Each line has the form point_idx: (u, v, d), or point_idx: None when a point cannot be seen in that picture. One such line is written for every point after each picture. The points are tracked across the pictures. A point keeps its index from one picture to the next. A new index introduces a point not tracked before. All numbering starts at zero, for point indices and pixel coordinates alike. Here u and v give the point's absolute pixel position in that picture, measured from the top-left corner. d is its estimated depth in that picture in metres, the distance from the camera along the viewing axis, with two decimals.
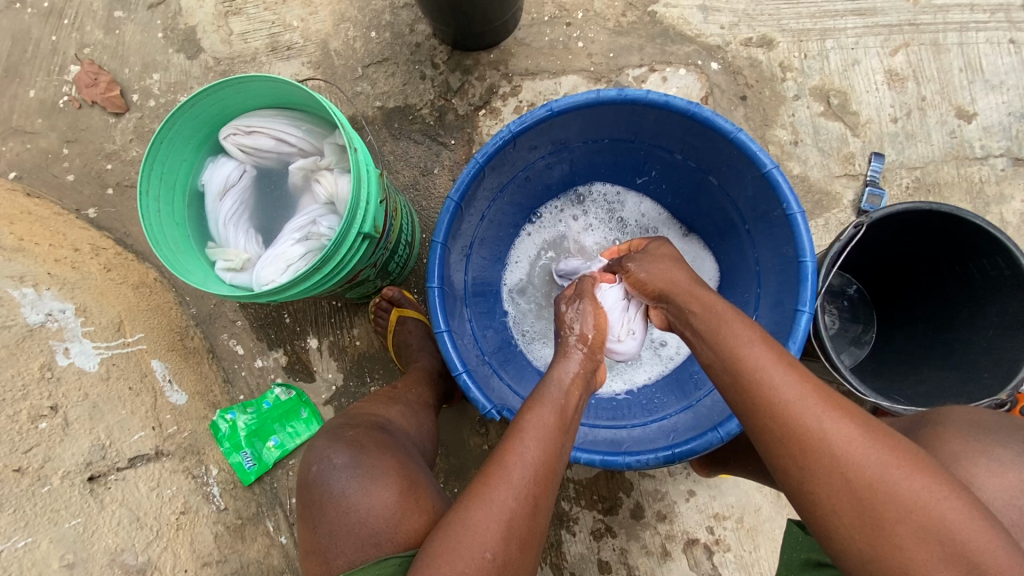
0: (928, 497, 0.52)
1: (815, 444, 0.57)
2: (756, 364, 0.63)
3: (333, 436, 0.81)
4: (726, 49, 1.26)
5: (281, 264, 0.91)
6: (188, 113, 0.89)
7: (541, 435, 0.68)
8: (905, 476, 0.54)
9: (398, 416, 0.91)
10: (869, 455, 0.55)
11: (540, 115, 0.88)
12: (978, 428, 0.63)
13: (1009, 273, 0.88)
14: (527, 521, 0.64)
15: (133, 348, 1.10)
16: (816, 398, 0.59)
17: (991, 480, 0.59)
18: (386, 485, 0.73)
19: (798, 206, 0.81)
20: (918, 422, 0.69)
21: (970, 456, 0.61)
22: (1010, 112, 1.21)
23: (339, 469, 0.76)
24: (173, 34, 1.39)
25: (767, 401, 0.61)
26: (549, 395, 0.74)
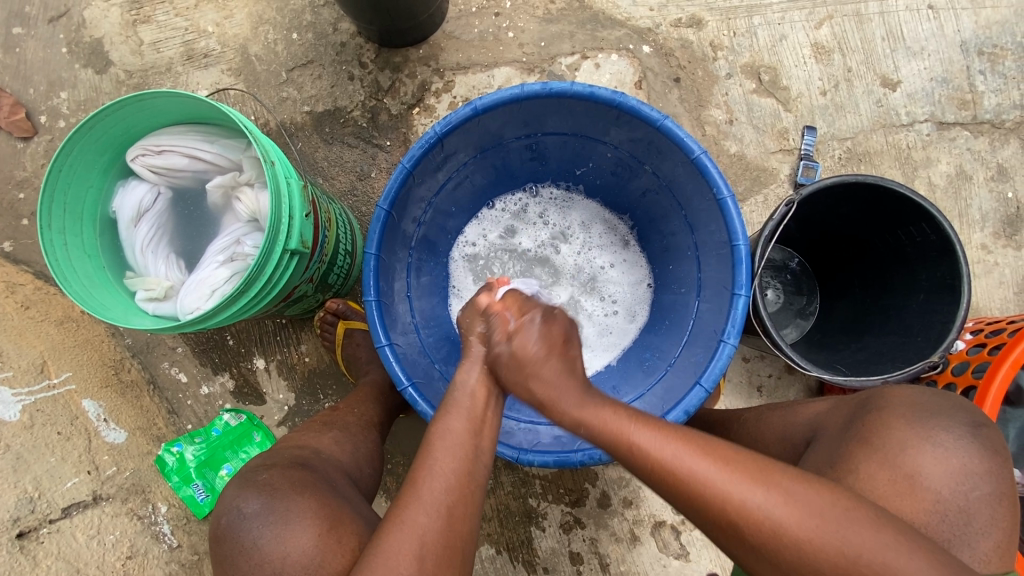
0: (827, 529, 0.57)
1: (721, 505, 0.59)
2: (634, 436, 0.64)
3: (243, 481, 0.76)
4: (656, 32, 1.25)
5: (206, 289, 0.87)
6: (85, 136, 0.83)
7: (448, 445, 0.67)
8: (802, 515, 0.58)
9: (330, 444, 0.88)
10: (766, 498, 0.59)
11: (464, 115, 0.85)
12: (922, 414, 0.66)
13: (935, 239, 0.90)
14: (443, 532, 0.63)
15: (61, 390, 1.03)
16: (707, 459, 0.61)
17: (937, 467, 0.63)
18: (303, 528, 0.70)
19: (728, 190, 0.81)
20: (860, 408, 0.71)
21: (916, 445, 0.64)
22: (932, 78, 1.24)
23: (251, 518, 0.72)
24: (78, 48, 1.30)
25: (668, 472, 0.62)
26: (457, 402, 0.71)
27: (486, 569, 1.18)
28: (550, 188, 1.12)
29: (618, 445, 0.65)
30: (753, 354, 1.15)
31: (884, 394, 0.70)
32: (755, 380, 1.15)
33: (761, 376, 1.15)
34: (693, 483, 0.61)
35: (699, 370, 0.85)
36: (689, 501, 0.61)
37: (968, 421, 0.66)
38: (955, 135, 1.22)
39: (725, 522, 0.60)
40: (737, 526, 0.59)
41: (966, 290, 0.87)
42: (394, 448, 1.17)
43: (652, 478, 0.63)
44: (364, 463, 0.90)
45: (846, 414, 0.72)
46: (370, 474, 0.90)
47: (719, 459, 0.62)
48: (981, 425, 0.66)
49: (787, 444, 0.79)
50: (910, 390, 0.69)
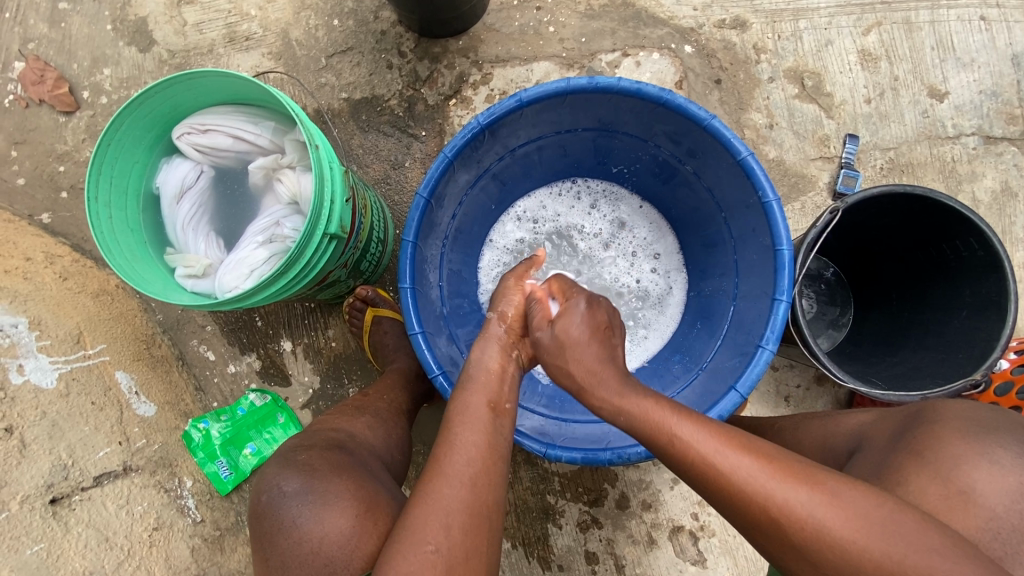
0: (867, 529, 0.55)
1: (758, 500, 0.58)
2: (674, 429, 0.64)
3: (285, 460, 0.77)
4: (699, 32, 1.23)
5: (245, 269, 0.87)
6: (135, 111, 0.84)
7: (473, 420, 0.68)
8: (844, 516, 0.56)
9: (364, 429, 0.88)
10: (808, 497, 0.57)
11: (509, 106, 0.85)
12: (975, 429, 0.64)
13: (982, 254, 0.88)
14: (469, 508, 0.63)
15: (95, 360, 1.05)
16: (743, 453, 0.61)
17: (992, 484, 0.61)
18: (343, 510, 0.70)
19: (773, 193, 0.80)
20: (911, 418, 0.70)
21: (971, 460, 0.62)
22: (982, 90, 1.21)
23: (291, 496, 0.73)
24: (123, 26, 1.32)
25: (707, 467, 0.61)
26: (477, 380, 0.73)
27: (501, 563, 1.18)
28: (596, 185, 1.12)
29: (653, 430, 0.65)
30: (782, 363, 1.14)
31: (932, 407, 0.68)
32: (783, 390, 1.13)
33: (790, 386, 1.13)
34: (732, 481, 0.60)
35: (735, 374, 0.84)
36: (731, 501, 0.60)
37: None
38: (1002, 150, 1.19)
39: (761, 520, 0.59)
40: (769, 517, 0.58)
41: (1013, 307, 0.84)
42: (416, 437, 1.18)
43: (689, 474, 0.62)
44: (393, 450, 0.90)
45: (894, 425, 0.72)
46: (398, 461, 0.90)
47: (755, 455, 0.61)
48: None
49: (829, 453, 0.78)
50: (959, 405, 0.68)
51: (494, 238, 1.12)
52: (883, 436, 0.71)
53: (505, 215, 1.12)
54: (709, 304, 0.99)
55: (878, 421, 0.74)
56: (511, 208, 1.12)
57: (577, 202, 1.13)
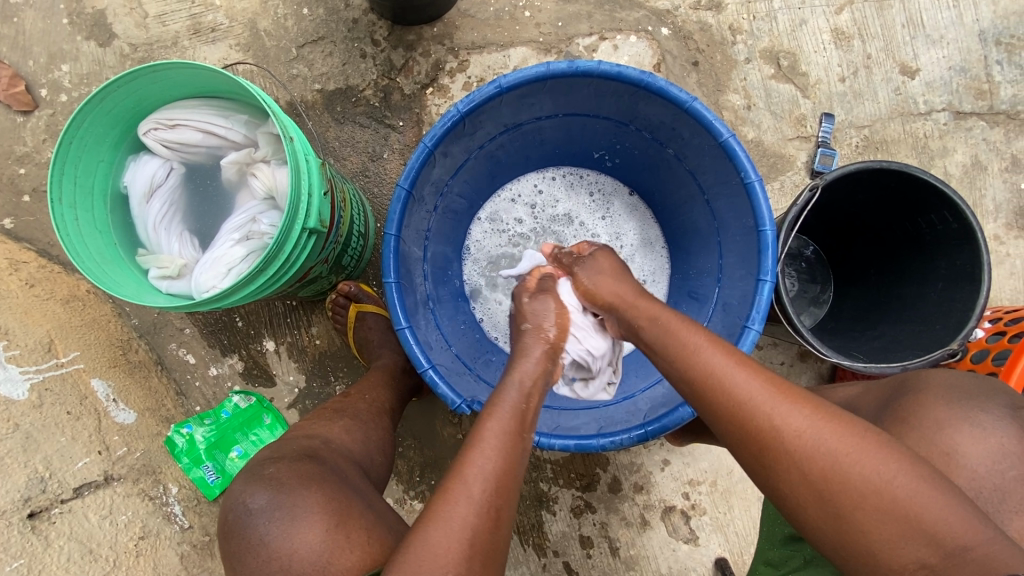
0: (862, 445, 0.57)
1: (763, 412, 0.61)
2: (694, 340, 0.69)
3: (251, 475, 0.76)
4: (675, 14, 1.23)
5: (222, 267, 0.85)
6: (98, 107, 0.80)
7: (501, 444, 0.66)
8: (842, 434, 0.58)
9: (341, 434, 0.87)
10: (810, 414, 0.60)
11: (488, 93, 0.83)
12: (960, 394, 0.65)
13: (957, 227, 0.90)
14: (489, 535, 0.62)
15: (68, 369, 1.02)
16: (756, 374, 0.64)
17: (973, 446, 0.61)
18: (313, 523, 0.69)
19: (755, 173, 0.80)
20: (896, 390, 0.71)
21: (953, 424, 0.63)
22: (951, 66, 1.23)
23: (257, 514, 0.71)
24: (81, 20, 1.26)
25: (717, 379, 0.65)
26: (505, 400, 0.71)
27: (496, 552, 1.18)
28: (582, 174, 1.12)
29: (683, 361, 0.68)
30: (766, 341, 1.16)
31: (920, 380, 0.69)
32: (767, 367, 1.15)
33: (773, 363, 1.15)
34: (742, 396, 0.63)
35: None
36: (734, 415, 0.63)
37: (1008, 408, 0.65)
38: (971, 125, 1.22)
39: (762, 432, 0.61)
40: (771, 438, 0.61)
41: (987, 276, 0.86)
42: (406, 432, 1.17)
43: (702, 386, 0.66)
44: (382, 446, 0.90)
45: (882, 396, 0.72)
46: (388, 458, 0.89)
47: (769, 378, 0.64)
48: (1020, 408, 0.64)
49: None
50: (947, 378, 0.69)
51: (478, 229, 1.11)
52: (870, 410, 0.72)
53: (493, 202, 1.11)
54: (693, 287, 1.00)
55: (866, 395, 0.76)
56: (496, 196, 1.11)
57: (565, 188, 1.12)
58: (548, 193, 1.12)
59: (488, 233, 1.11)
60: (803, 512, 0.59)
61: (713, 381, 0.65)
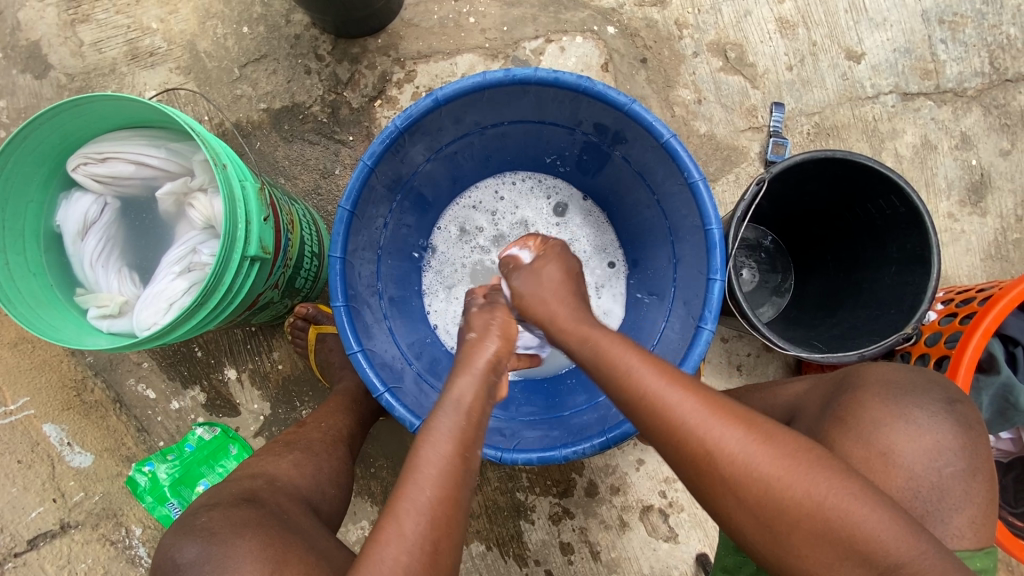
0: (796, 470, 0.57)
1: (696, 436, 0.60)
2: (630, 364, 0.65)
3: (182, 527, 0.72)
4: (620, 12, 1.22)
5: (162, 303, 0.82)
6: (19, 146, 0.77)
7: (439, 473, 0.63)
8: (775, 455, 0.58)
9: (291, 470, 0.85)
10: (742, 437, 0.59)
11: (425, 106, 0.81)
12: (896, 390, 0.66)
13: (904, 211, 0.90)
14: (426, 570, 0.60)
15: (18, 416, 1.03)
16: (689, 396, 0.62)
17: (908, 444, 0.62)
18: (246, 572, 0.65)
19: (698, 172, 0.79)
20: (836, 387, 0.71)
21: (889, 423, 0.63)
22: (895, 49, 1.24)
23: (187, 568, 0.67)
24: (13, 52, 1.22)
25: (653, 399, 0.62)
26: (441, 425, 0.66)
27: (477, 566, 1.17)
28: (538, 179, 1.10)
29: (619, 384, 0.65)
30: (731, 334, 1.16)
31: (872, 374, 0.69)
32: (734, 360, 1.15)
33: (740, 355, 1.15)
34: (677, 417, 0.61)
35: (678, 356, 0.84)
36: (670, 439, 0.61)
37: (943, 397, 0.66)
38: (919, 105, 1.23)
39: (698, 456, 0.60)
40: (709, 462, 0.60)
41: (935, 259, 0.87)
42: (376, 451, 1.15)
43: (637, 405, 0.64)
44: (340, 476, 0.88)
45: (823, 395, 0.73)
46: None
47: (702, 397, 0.62)
48: (955, 401, 0.66)
49: None
50: (900, 370, 0.69)
51: (435, 239, 1.10)
52: (815, 406, 0.72)
53: (449, 210, 1.10)
54: (651, 286, 1.00)
55: (813, 391, 0.75)
56: (453, 205, 1.10)
57: (521, 193, 1.11)
58: (507, 200, 1.11)
59: (447, 243, 1.10)
60: (748, 539, 0.60)
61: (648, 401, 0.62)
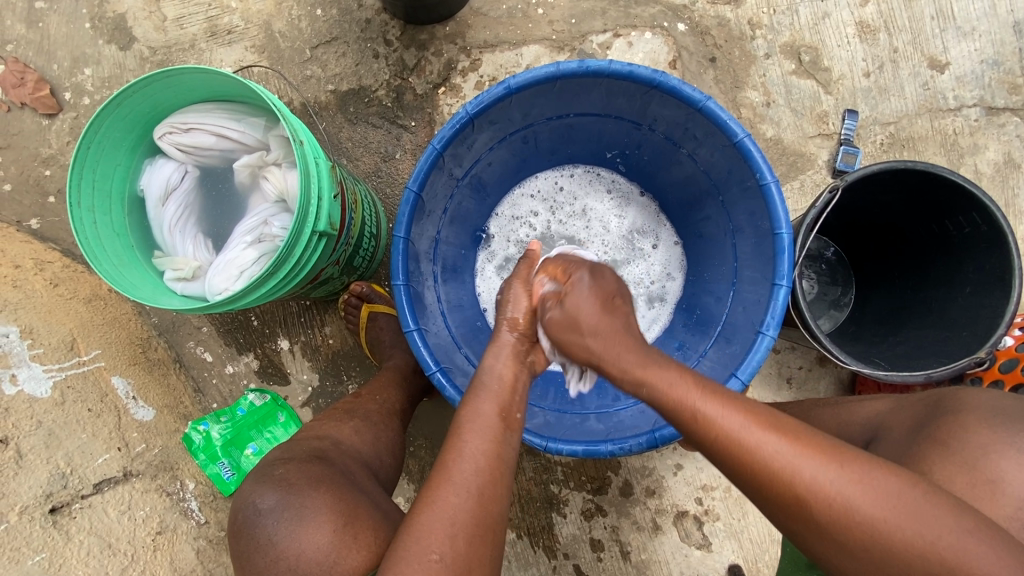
0: (901, 508, 0.53)
1: (789, 480, 0.56)
2: (698, 402, 0.61)
3: (261, 475, 0.77)
4: (692, 9, 1.20)
5: (234, 270, 0.86)
6: (115, 112, 0.81)
7: (483, 430, 0.67)
8: (879, 498, 0.54)
9: (351, 434, 0.88)
10: (836, 475, 0.55)
11: (497, 94, 0.82)
12: (1004, 418, 0.61)
13: (985, 230, 0.86)
14: (474, 516, 0.63)
15: (90, 367, 1.04)
16: (776, 433, 0.58)
17: (1021, 474, 0.59)
18: (320, 525, 0.70)
19: (771, 174, 0.77)
20: (931, 409, 0.67)
21: (999, 450, 0.60)
22: (983, 60, 1.18)
23: (266, 514, 0.72)
24: (102, 23, 1.28)
25: (733, 445, 0.59)
26: (489, 385, 0.71)
27: (506, 553, 1.18)
28: (597, 174, 1.10)
29: (688, 417, 0.62)
30: (783, 345, 1.13)
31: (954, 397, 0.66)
32: (785, 372, 1.12)
33: (791, 368, 1.12)
34: (762, 459, 0.57)
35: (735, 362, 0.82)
36: (755, 484, 0.58)
37: None
38: (1005, 121, 1.16)
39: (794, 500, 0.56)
40: (804, 508, 0.56)
41: (1018, 282, 0.83)
42: (417, 431, 1.18)
43: (718, 456, 0.60)
44: (385, 453, 0.90)
45: (914, 416, 0.69)
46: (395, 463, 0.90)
47: (791, 437, 0.58)
48: None
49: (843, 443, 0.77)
50: (984, 395, 0.66)
51: (491, 225, 1.10)
52: (902, 427, 0.69)
53: (508, 198, 1.10)
54: (708, 289, 0.98)
55: (897, 411, 0.72)
56: (511, 193, 1.10)
57: (581, 184, 1.10)
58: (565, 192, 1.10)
59: (503, 231, 1.10)
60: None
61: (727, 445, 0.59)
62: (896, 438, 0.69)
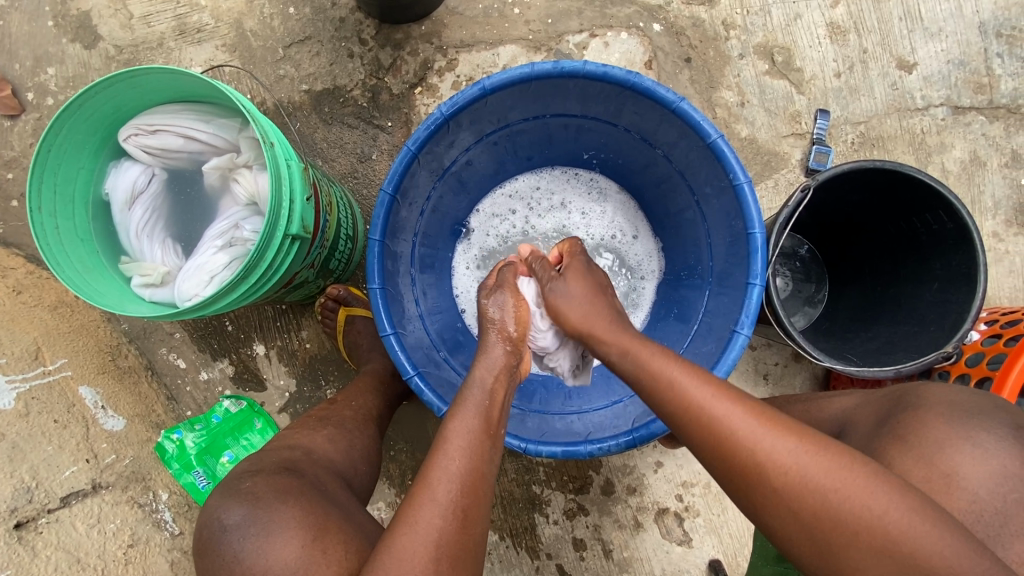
0: (850, 483, 0.55)
1: (745, 446, 0.59)
2: (675, 374, 0.65)
3: (227, 490, 0.75)
4: (667, 9, 1.20)
5: (204, 276, 0.83)
6: (77, 113, 0.79)
7: (467, 445, 0.66)
8: (829, 465, 0.56)
9: (324, 444, 0.87)
10: (795, 446, 0.58)
11: (472, 94, 0.81)
12: (962, 413, 0.63)
13: (951, 227, 0.88)
14: (456, 536, 0.62)
15: (55, 377, 1.01)
16: (740, 404, 0.62)
17: (974, 468, 0.60)
18: (288, 540, 0.68)
19: (744, 175, 0.78)
20: (894, 406, 0.68)
21: (955, 444, 0.61)
22: (949, 60, 1.20)
23: (233, 530, 0.70)
24: (65, 22, 1.25)
25: (698, 412, 0.62)
26: (471, 399, 0.71)
27: (489, 555, 1.18)
28: (575, 174, 1.10)
29: (661, 388, 0.66)
30: (759, 342, 1.14)
31: (918, 392, 0.68)
32: (761, 368, 1.14)
33: (768, 364, 1.14)
34: (725, 425, 0.61)
35: (711, 361, 0.83)
36: (715, 448, 0.61)
37: (1003, 420, 0.63)
38: (970, 120, 1.19)
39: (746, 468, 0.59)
40: (758, 474, 0.58)
41: (983, 278, 0.85)
42: (397, 434, 1.17)
43: (684, 421, 0.63)
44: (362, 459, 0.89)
45: (877, 412, 0.70)
46: None
47: (748, 410, 0.62)
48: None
49: None
50: (946, 391, 0.67)
51: (470, 224, 1.10)
52: (868, 423, 0.70)
53: (487, 197, 1.10)
54: (685, 288, 0.98)
55: (863, 407, 0.74)
56: (491, 193, 1.10)
57: (560, 183, 1.10)
58: (544, 192, 1.10)
59: (483, 230, 1.10)
60: (794, 550, 0.57)
61: (697, 410, 0.62)
62: (860, 434, 0.70)
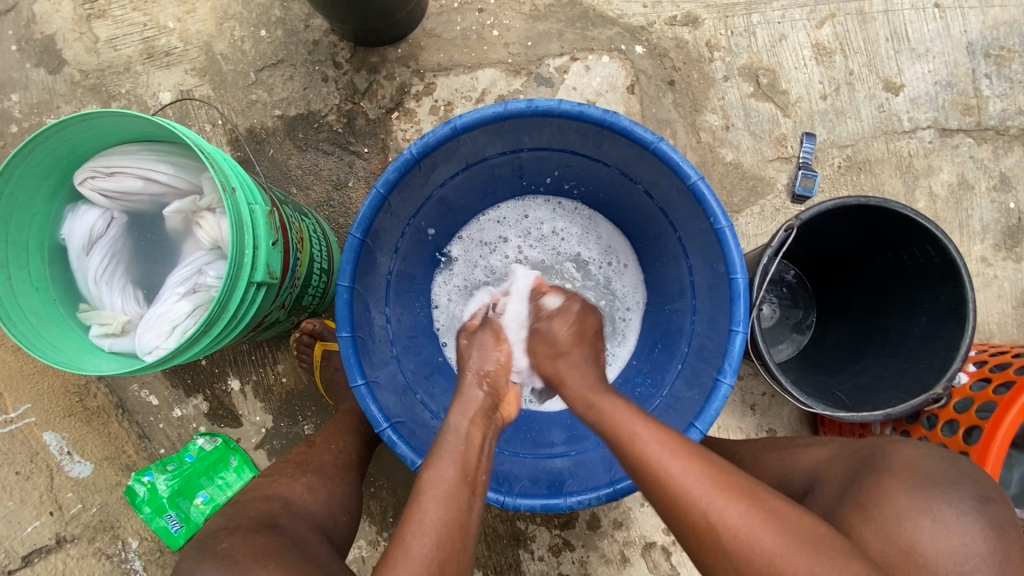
0: (799, 549, 0.54)
1: (700, 509, 0.58)
2: (636, 434, 0.66)
3: (200, 551, 0.69)
4: (650, 30, 1.17)
5: (165, 325, 0.80)
6: (27, 159, 0.75)
7: (439, 493, 0.64)
8: (777, 528, 0.56)
9: (303, 492, 0.84)
10: (746, 510, 0.57)
11: (442, 134, 0.78)
12: (928, 480, 0.62)
13: (939, 261, 0.86)
14: None
15: (18, 425, 1.01)
16: (693, 464, 0.61)
17: (937, 544, 0.59)
18: None
19: (726, 220, 0.76)
20: (862, 465, 0.68)
21: (913, 517, 0.60)
22: (937, 81, 1.18)
23: None
24: (29, 46, 1.20)
25: (660, 483, 0.61)
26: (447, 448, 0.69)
27: None
28: (559, 202, 1.06)
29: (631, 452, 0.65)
30: (746, 372, 1.12)
31: (893, 456, 0.66)
32: (748, 399, 1.12)
33: (755, 395, 1.12)
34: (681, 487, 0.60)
35: (694, 408, 0.80)
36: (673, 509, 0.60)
37: (968, 493, 0.61)
38: (958, 142, 1.17)
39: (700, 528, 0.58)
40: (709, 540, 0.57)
41: (972, 315, 0.83)
42: (377, 471, 1.14)
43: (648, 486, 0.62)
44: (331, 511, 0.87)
45: (845, 469, 0.69)
46: (343, 522, 0.86)
47: (706, 468, 0.61)
48: (988, 500, 0.61)
49: (784, 489, 0.76)
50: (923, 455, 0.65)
51: (450, 256, 1.06)
52: (836, 480, 0.69)
53: (468, 227, 1.06)
54: (668, 325, 0.96)
55: (836, 459, 0.72)
56: (471, 223, 1.06)
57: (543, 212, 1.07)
58: (527, 221, 1.07)
59: (464, 262, 1.07)
60: None
61: (653, 470, 0.62)
62: (830, 490, 0.68)
